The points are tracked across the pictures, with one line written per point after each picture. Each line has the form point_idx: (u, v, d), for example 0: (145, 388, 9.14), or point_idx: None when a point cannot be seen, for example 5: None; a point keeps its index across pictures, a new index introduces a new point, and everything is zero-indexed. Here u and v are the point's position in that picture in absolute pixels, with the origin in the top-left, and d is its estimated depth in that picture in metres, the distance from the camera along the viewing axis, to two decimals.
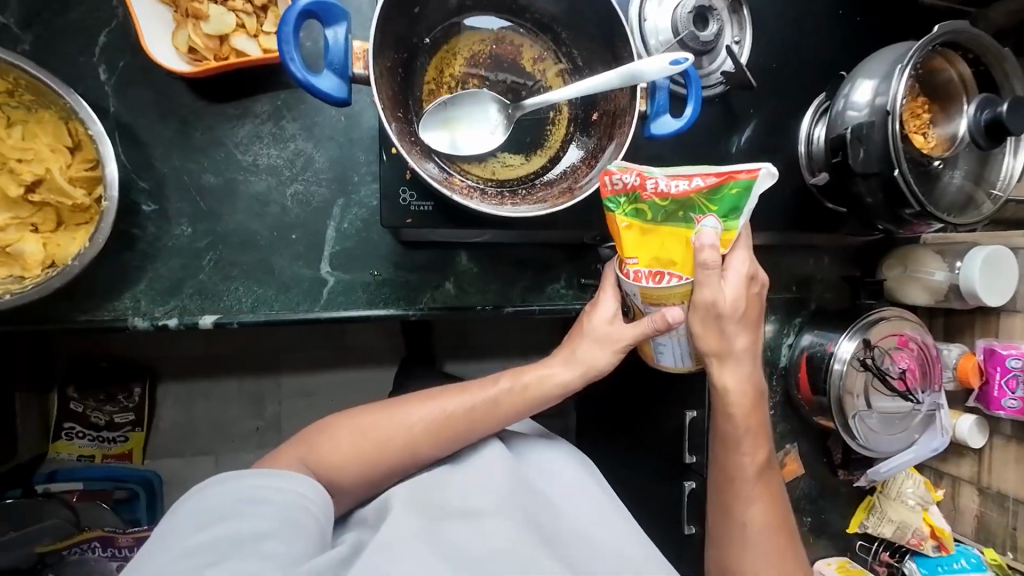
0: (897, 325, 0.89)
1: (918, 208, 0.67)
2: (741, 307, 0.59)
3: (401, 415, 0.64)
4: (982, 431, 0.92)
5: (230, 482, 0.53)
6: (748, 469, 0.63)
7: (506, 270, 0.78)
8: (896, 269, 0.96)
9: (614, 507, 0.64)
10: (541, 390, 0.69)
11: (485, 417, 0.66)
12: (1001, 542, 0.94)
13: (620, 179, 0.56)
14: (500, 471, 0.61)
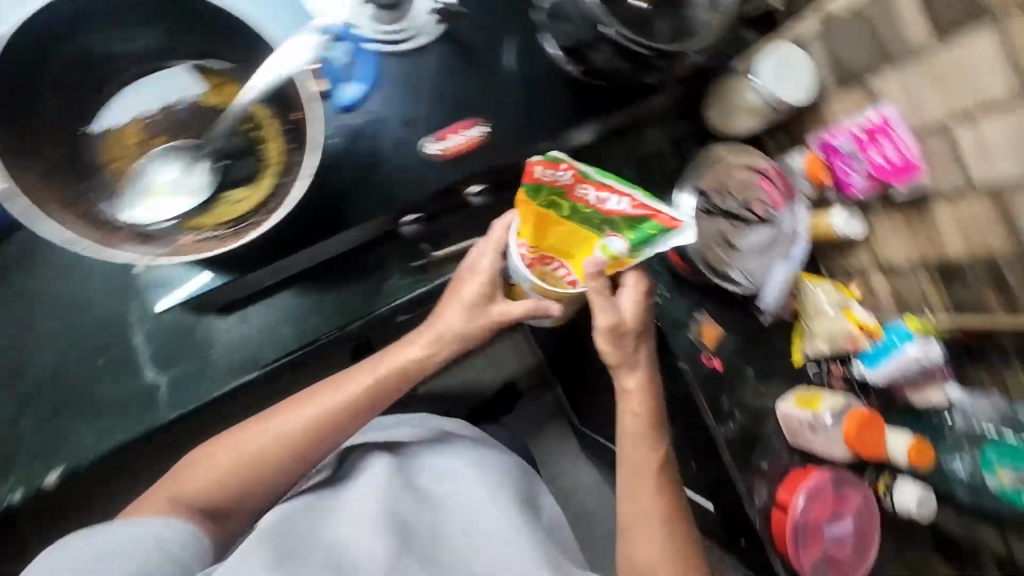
0: (729, 161, 0.94)
1: (653, 53, 0.70)
2: (637, 320, 0.78)
3: (277, 424, 0.76)
4: (856, 216, 0.93)
5: (110, 529, 0.67)
6: (652, 462, 0.83)
7: (335, 290, 0.77)
8: (715, 108, 0.93)
9: (490, 490, 0.82)
10: (438, 360, 0.80)
11: (372, 398, 0.78)
12: (917, 306, 0.95)
13: (549, 171, 0.62)
14: (380, 489, 0.78)
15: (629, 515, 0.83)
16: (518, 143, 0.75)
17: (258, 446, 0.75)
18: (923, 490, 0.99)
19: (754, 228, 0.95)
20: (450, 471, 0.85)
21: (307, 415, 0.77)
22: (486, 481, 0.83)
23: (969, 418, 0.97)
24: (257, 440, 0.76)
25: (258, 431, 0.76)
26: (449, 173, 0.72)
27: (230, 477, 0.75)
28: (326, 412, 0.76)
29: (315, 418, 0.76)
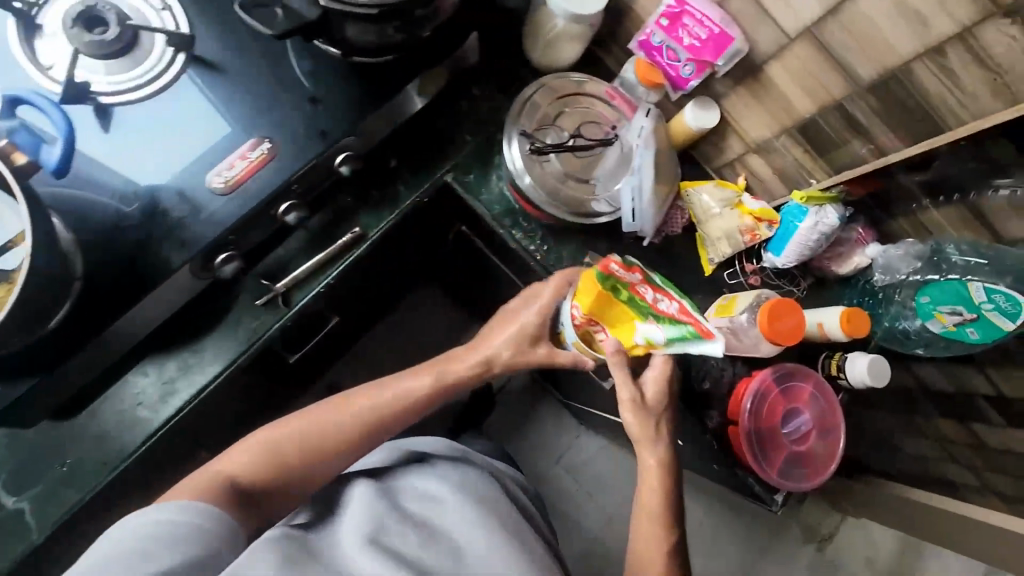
0: (545, 94, 0.86)
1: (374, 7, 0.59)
2: (661, 397, 0.84)
3: (331, 418, 0.74)
4: (707, 106, 0.87)
5: (144, 516, 0.58)
6: (668, 540, 0.79)
7: (181, 356, 0.75)
8: (536, 47, 0.89)
9: (488, 507, 0.69)
10: (456, 386, 0.84)
11: (380, 418, 0.77)
12: (800, 177, 0.90)
13: (616, 270, 0.68)
14: (373, 508, 0.65)
15: (638, 531, 0.80)
16: (314, 148, 0.72)
17: (278, 450, 0.70)
18: (873, 356, 0.95)
19: (600, 152, 0.85)
20: (444, 482, 0.70)
21: (299, 437, 0.72)
22: (481, 499, 0.70)
23: (892, 273, 0.96)
24: (277, 446, 0.70)
25: (260, 446, 0.70)
26: (247, 201, 0.69)
27: (265, 475, 0.69)
28: (342, 420, 0.74)
29: (320, 427, 0.73)
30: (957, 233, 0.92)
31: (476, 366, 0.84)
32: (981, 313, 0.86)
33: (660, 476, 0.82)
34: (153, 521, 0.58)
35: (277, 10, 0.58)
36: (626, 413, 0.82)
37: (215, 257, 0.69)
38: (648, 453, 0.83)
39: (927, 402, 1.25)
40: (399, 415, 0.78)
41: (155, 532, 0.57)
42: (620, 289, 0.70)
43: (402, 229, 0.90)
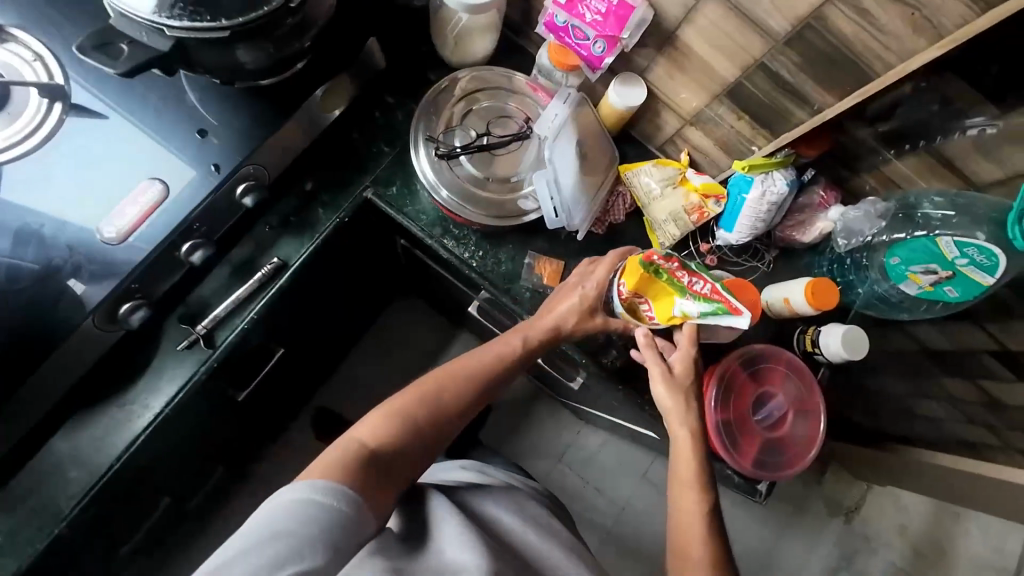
0: (457, 93, 0.85)
1: (229, 24, 0.57)
2: (691, 370, 0.78)
3: (433, 395, 0.70)
4: (632, 85, 0.82)
5: (287, 501, 0.54)
6: (699, 509, 0.71)
7: (107, 409, 0.73)
8: (446, 43, 0.84)
9: (543, 523, 0.76)
10: (542, 350, 0.79)
11: (482, 392, 0.74)
12: (742, 146, 0.83)
13: (663, 259, 0.74)
14: (456, 510, 0.68)
15: (674, 495, 0.73)
16: (209, 182, 0.70)
17: (413, 418, 0.67)
18: (848, 327, 0.88)
19: (518, 147, 0.84)
20: (503, 494, 0.78)
21: (432, 409, 0.69)
22: (531, 514, 0.77)
23: (856, 235, 0.88)
24: (411, 415, 0.67)
25: (387, 416, 0.67)
26: (144, 246, 0.67)
27: (397, 439, 0.65)
28: (457, 383, 0.72)
29: (437, 404, 0.70)
30: (923, 182, 0.85)
31: (548, 330, 0.79)
32: (957, 269, 0.78)
33: (698, 443, 0.75)
34: (284, 503, 0.54)
35: (123, 46, 0.55)
36: (659, 387, 0.78)
37: (119, 308, 0.67)
38: (686, 417, 0.77)
39: (930, 363, 1.16)
40: (501, 379, 0.76)
41: (287, 519, 0.53)
42: (661, 273, 0.74)
43: (330, 253, 0.87)
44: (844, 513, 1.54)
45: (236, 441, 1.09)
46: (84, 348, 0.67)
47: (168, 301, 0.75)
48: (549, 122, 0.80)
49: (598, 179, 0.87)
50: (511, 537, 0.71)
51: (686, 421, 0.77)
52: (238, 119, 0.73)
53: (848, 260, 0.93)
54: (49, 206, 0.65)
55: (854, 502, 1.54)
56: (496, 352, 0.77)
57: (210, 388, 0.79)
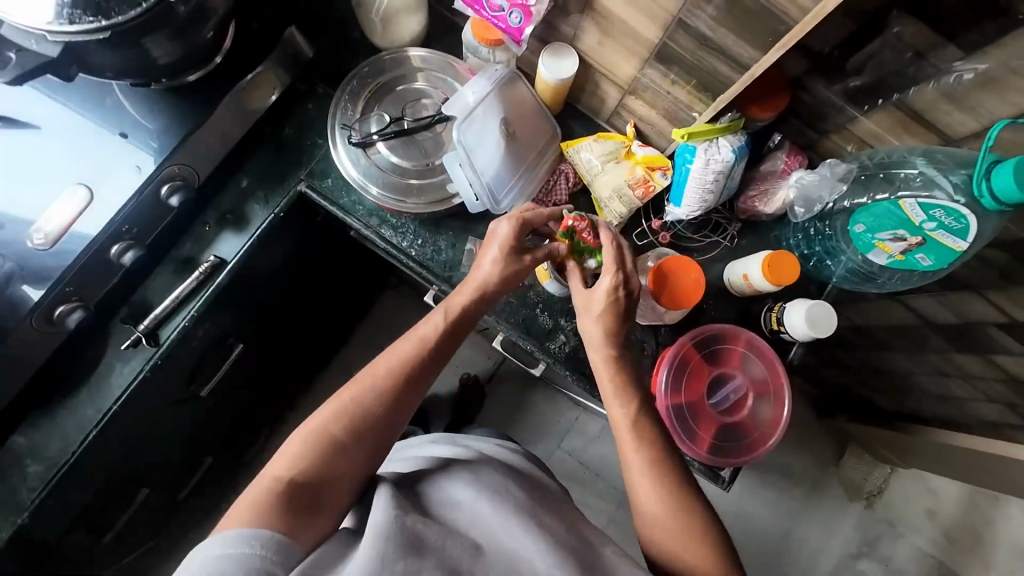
0: (372, 77, 0.83)
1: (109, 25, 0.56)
2: (606, 305, 0.72)
3: (349, 398, 0.64)
4: (562, 56, 0.78)
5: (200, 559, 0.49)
6: (651, 491, 0.65)
7: (60, 407, 0.77)
8: (373, 26, 0.82)
9: (524, 502, 0.63)
10: (471, 319, 0.73)
11: (407, 382, 0.67)
12: (685, 113, 0.77)
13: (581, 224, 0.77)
14: (389, 510, 0.56)
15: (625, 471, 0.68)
16: (131, 185, 0.71)
17: (325, 430, 0.62)
18: (813, 302, 0.82)
19: (441, 129, 0.81)
20: (462, 476, 0.65)
21: (348, 420, 0.63)
22: (513, 495, 0.63)
23: (815, 202, 0.81)
24: (325, 430, 0.62)
25: (303, 442, 0.61)
26: (70, 252, 0.69)
27: (321, 461, 0.60)
28: (370, 381, 0.66)
29: (356, 404, 0.64)
30: (895, 139, 0.76)
31: (474, 295, 0.73)
32: (926, 235, 0.71)
33: (613, 363, 0.73)
34: (205, 559, 0.49)
35: (13, 54, 0.58)
36: (586, 325, 0.74)
37: (54, 310, 0.70)
38: (597, 347, 0.73)
39: (936, 339, 1.06)
40: (424, 366, 0.68)
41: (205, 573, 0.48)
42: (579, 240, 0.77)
43: (275, 248, 0.87)
44: (865, 498, 1.45)
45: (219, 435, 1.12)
46: (26, 351, 0.70)
47: (112, 302, 0.78)
48: (466, 99, 0.76)
49: (531, 159, 0.83)
50: (462, 536, 0.57)
51: (599, 346, 0.73)
52: (160, 120, 0.74)
53: (812, 230, 0.87)
54: None
55: (877, 485, 1.45)
56: (414, 341, 0.70)
57: (163, 383, 0.82)
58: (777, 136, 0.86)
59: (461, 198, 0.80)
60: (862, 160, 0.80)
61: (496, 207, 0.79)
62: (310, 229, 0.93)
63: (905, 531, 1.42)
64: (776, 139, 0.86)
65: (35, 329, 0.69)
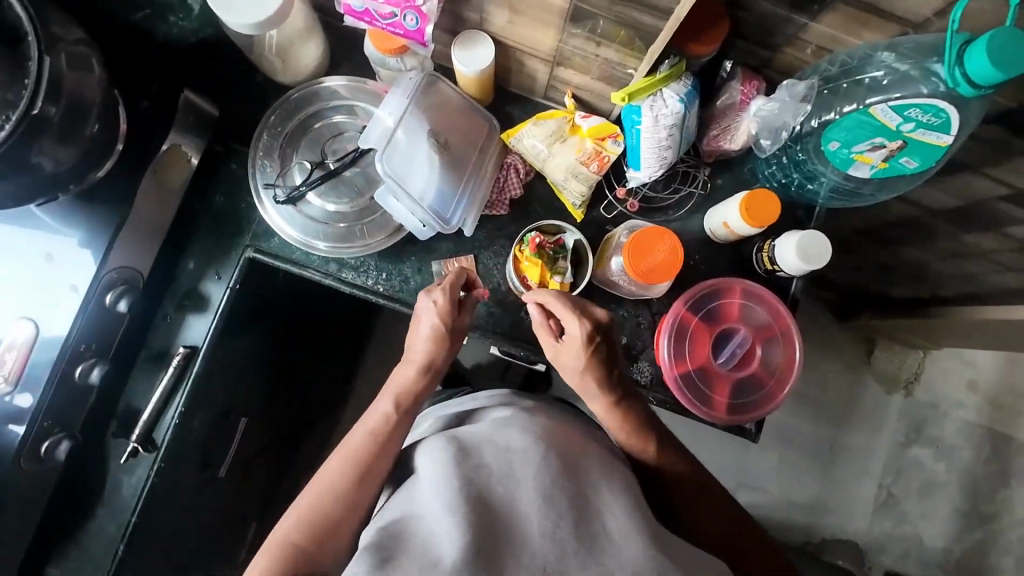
0: (288, 117, 0.78)
1: None
2: (582, 358, 0.69)
3: (315, 500, 0.63)
4: (478, 42, 0.71)
5: None
6: (679, 473, 0.70)
7: (85, 528, 0.77)
8: (271, 64, 0.76)
9: (596, 470, 0.61)
10: (417, 397, 0.72)
11: (366, 469, 0.65)
12: (620, 71, 0.71)
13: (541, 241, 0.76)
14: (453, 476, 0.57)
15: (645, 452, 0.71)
16: (71, 306, 0.67)
17: (288, 539, 0.60)
18: (804, 234, 0.77)
19: (367, 161, 0.78)
20: (515, 427, 0.63)
21: (314, 523, 0.61)
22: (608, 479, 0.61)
23: (781, 130, 0.74)
24: (289, 540, 0.60)
25: (276, 549, 0.60)
26: (36, 385, 0.65)
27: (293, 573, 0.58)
28: (330, 479, 0.65)
29: (317, 510, 0.62)
30: (854, 38, 0.69)
31: (422, 372, 0.72)
32: (905, 137, 0.65)
33: (615, 408, 0.71)
34: None
35: None
36: (568, 375, 0.72)
37: (40, 447, 0.68)
38: (593, 397, 0.71)
39: (944, 225, 1.00)
40: (383, 452, 0.67)
41: None
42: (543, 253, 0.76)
43: (242, 317, 0.84)
44: (903, 387, 1.37)
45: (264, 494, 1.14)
46: (28, 489, 0.69)
47: (97, 418, 0.76)
48: (385, 123, 0.70)
49: (471, 168, 0.78)
50: (525, 490, 0.56)
51: (596, 399, 0.71)
52: (82, 227, 0.69)
53: (785, 158, 0.81)
54: None
55: (912, 371, 1.36)
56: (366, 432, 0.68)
57: (178, 479, 0.82)
58: (725, 64, 0.78)
59: (406, 227, 0.76)
60: (823, 69, 0.73)
61: (446, 228, 0.74)
62: (274, 285, 0.89)
63: (949, 409, 1.34)
64: (728, 65, 0.78)
65: (28, 471, 0.68)
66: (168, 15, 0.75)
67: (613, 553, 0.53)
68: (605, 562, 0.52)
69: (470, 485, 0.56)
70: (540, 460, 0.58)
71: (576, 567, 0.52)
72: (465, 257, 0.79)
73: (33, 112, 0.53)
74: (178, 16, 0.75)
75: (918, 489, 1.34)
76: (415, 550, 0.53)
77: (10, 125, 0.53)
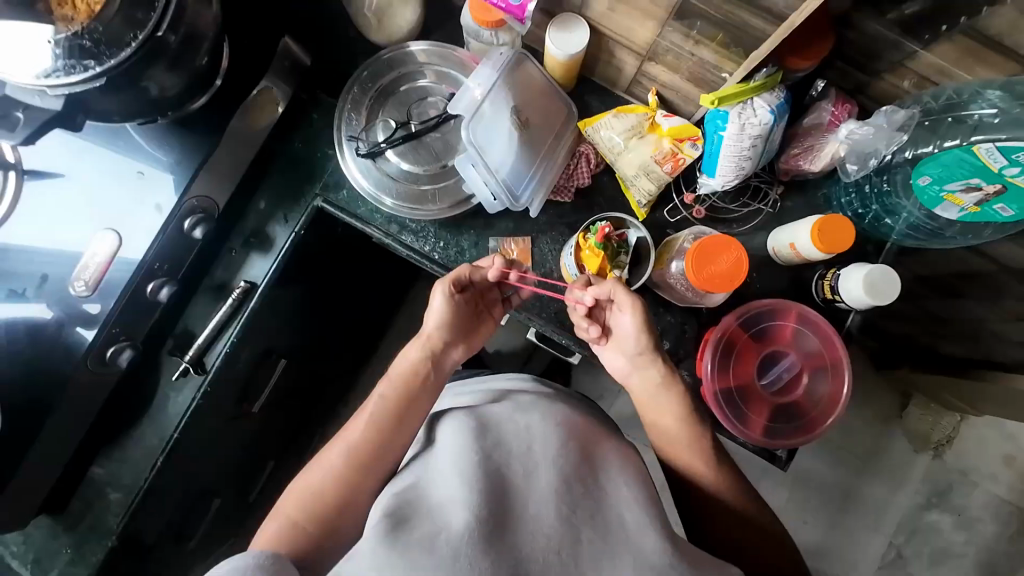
0: (378, 74, 0.80)
1: (102, 71, 0.56)
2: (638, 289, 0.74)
3: (313, 480, 0.65)
4: (574, 27, 0.72)
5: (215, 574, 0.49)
6: (729, 501, 0.67)
7: (130, 436, 0.82)
8: (369, 23, 0.78)
9: (619, 468, 0.61)
10: (419, 378, 0.72)
11: (368, 453, 0.65)
12: (711, 74, 0.70)
13: (609, 232, 0.75)
14: (475, 448, 0.58)
15: (691, 467, 0.69)
16: (154, 225, 0.71)
17: (286, 516, 0.62)
18: (872, 267, 0.74)
19: (448, 128, 0.79)
20: (535, 413, 0.63)
21: (310, 501, 0.63)
22: (631, 478, 0.60)
23: (870, 156, 0.72)
24: (288, 517, 0.62)
25: (275, 527, 0.62)
26: (112, 293, 0.70)
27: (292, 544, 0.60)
28: (326, 465, 0.65)
29: (313, 493, 0.63)
30: (965, 73, 0.66)
31: (421, 351, 0.74)
32: (1007, 182, 0.62)
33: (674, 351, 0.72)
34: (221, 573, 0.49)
35: (20, 114, 0.59)
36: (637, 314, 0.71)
37: (106, 351, 0.72)
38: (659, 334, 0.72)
39: (1015, 285, 0.95)
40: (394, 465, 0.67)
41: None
42: (609, 244, 0.75)
43: (299, 264, 0.87)
44: (934, 448, 1.31)
45: (283, 440, 1.18)
46: (89, 392, 0.74)
47: (157, 337, 0.81)
48: (472, 93, 0.72)
49: (546, 149, 0.79)
50: (544, 471, 0.56)
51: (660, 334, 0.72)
52: (175, 153, 0.73)
53: (867, 187, 0.78)
54: (16, 268, 0.69)
55: (946, 434, 1.30)
56: (370, 415, 0.68)
57: (217, 406, 0.86)
58: (820, 83, 0.76)
59: (477, 198, 0.77)
60: (926, 101, 0.69)
61: (515, 204, 0.75)
62: (330, 238, 0.92)
63: (980, 480, 1.29)
64: (819, 86, 0.76)
65: (91, 376, 0.72)
66: None
67: (630, 544, 0.51)
68: (620, 553, 0.50)
69: (490, 458, 0.57)
70: (555, 444, 0.58)
71: (590, 551, 0.50)
72: (523, 238, 0.80)
73: (158, 34, 0.57)
74: None
75: (929, 555, 1.29)
76: (430, 514, 0.52)
77: (134, 44, 0.56)
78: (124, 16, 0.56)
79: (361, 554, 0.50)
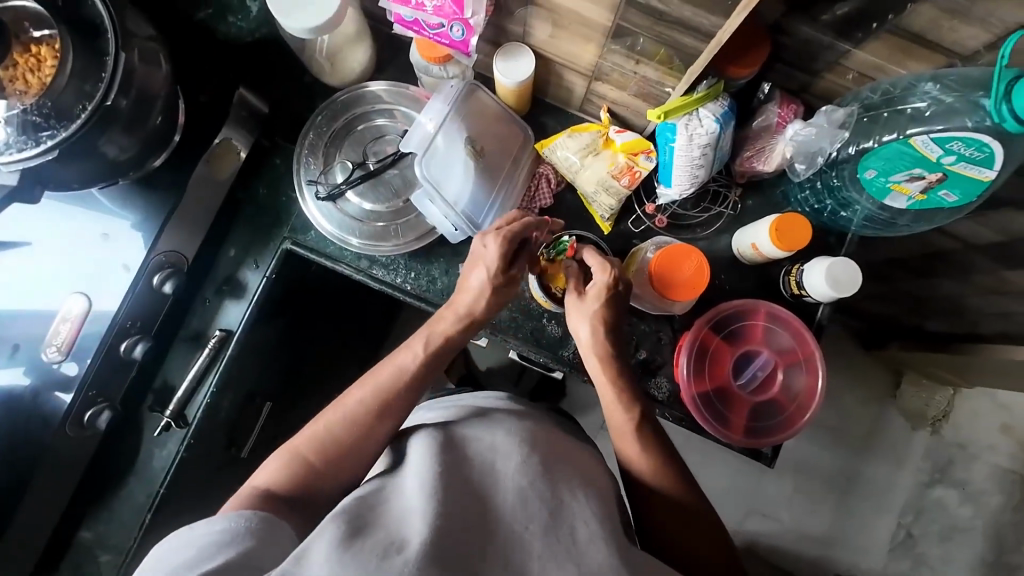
0: (336, 114, 0.82)
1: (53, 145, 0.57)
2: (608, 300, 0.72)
3: (333, 413, 0.65)
4: (518, 56, 0.74)
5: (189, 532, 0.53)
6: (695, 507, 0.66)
7: (116, 495, 0.81)
8: (322, 67, 0.80)
9: (585, 483, 0.60)
10: (451, 347, 0.71)
11: (380, 413, 0.65)
12: (656, 90, 0.73)
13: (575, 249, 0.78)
14: (438, 467, 0.57)
15: (656, 482, 0.67)
16: (122, 284, 0.71)
17: (295, 445, 0.63)
18: (833, 261, 0.76)
19: (406, 163, 0.81)
20: (499, 428, 0.63)
21: (319, 444, 0.63)
22: (596, 496, 0.59)
23: (816, 155, 0.74)
24: (300, 452, 0.63)
25: (280, 458, 0.63)
26: (87, 354, 0.70)
27: (297, 482, 0.61)
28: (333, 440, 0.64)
29: (330, 437, 0.64)
30: (898, 68, 0.68)
31: (462, 322, 0.71)
32: (946, 170, 0.64)
33: (607, 362, 0.72)
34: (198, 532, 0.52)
35: None
36: (578, 322, 0.73)
37: (83, 415, 0.72)
38: (593, 346, 0.73)
39: (983, 260, 0.97)
40: None
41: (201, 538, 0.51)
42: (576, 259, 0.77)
43: (275, 304, 0.88)
44: (930, 424, 1.32)
45: None
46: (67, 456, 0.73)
47: (137, 392, 0.81)
48: (425, 128, 0.74)
49: (504, 173, 0.81)
50: (506, 490, 0.56)
51: (588, 343, 0.73)
52: (138, 211, 0.74)
53: (819, 183, 0.80)
54: None
55: (940, 409, 1.31)
56: (375, 391, 0.66)
57: (204, 455, 0.85)
58: (764, 86, 0.78)
59: (439, 229, 0.79)
60: (865, 96, 0.71)
61: (476, 231, 0.77)
62: (305, 275, 0.92)
63: (978, 453, 1.30)
64: (765, 88, 0.78)
65: (70, 440, 0.72)
66: (227, 14, 0.83)
67: (582, 560, 0.51)
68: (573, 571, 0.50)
69: (454, 477, 0.56)
70: (518, 461, 0.58)
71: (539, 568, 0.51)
72: None
73: (107, 103, 0.57)
74: (237, 17, 0.83)
75: (938, 533, 1.29)
76: (389, 526, 0.51)
77: (84, 115, 0.57)
78: (73, 88, 0.57)
79: (313, 559, 0.47)
